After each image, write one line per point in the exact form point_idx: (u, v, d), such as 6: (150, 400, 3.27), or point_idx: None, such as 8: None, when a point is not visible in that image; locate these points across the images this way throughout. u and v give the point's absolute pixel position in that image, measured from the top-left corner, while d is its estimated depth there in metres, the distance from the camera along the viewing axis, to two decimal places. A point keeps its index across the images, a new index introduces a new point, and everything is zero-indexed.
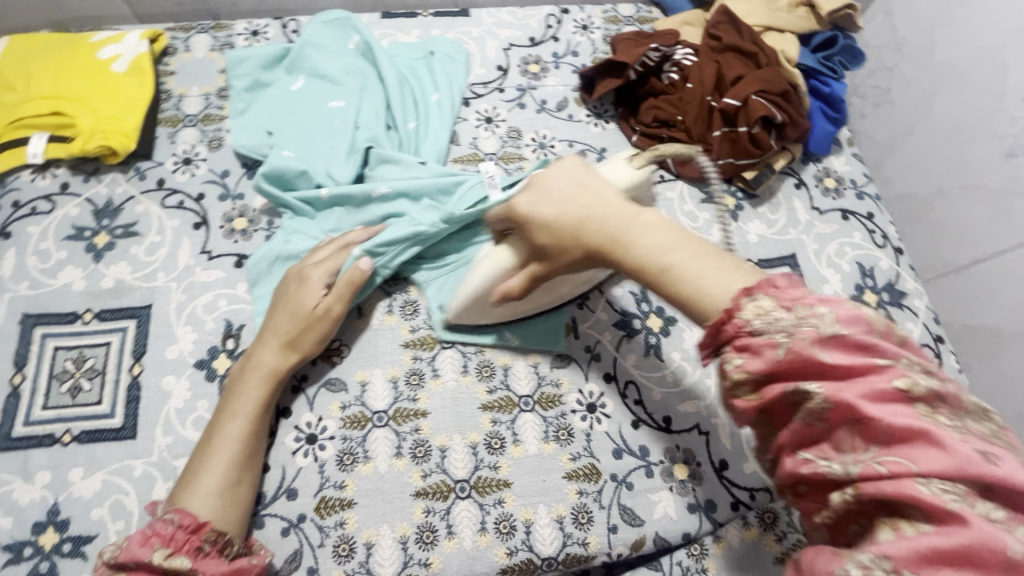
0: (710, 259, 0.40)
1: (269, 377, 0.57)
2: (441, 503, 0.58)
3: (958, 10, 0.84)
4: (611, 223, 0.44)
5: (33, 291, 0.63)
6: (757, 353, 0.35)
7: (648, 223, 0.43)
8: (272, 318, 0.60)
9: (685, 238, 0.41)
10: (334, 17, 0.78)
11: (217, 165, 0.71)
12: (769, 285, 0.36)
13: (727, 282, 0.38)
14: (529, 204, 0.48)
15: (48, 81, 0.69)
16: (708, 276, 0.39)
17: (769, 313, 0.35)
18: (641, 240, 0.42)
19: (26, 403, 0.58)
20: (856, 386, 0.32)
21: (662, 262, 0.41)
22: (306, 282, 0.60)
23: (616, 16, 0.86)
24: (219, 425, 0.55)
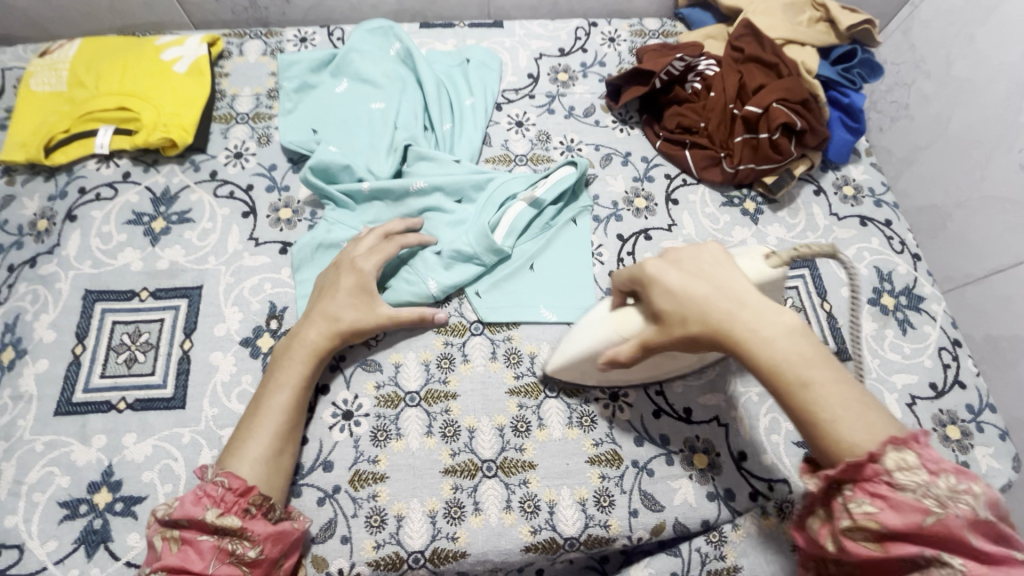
0: (853, 399, 0.44)
1: (312, 353, 0.60)
2: (469, 481, 0.60)
3: (975, 28, 0.87)
4: (729, 308, 0.48)
5: (95, 270, 0.68)
6: (897, 509, 0.40)
7: (783, 320, 0.47)
8: (322, 302, 0.63)
9: (819, 356, 0.45)
10: (377, 25, 0.83)
11: (265, 160, 0.76)
12: (916, 443, 0.41)
13: (867, 430, 0.43)
14: (659, 269, 0.51)
15: (116, 80, 0.75)
16: (847, 408, 0.43)
17: (912, 471, 0.40)
18: (770, 340, 0.46)
19: (86, 371, 0.62)
20: (996, 572, 0.37)
21: (803, 376, 0.45)
22: (354, 269, 0.64)
23: (642, 29, 0.90)
24: (266, 395, 0.59)
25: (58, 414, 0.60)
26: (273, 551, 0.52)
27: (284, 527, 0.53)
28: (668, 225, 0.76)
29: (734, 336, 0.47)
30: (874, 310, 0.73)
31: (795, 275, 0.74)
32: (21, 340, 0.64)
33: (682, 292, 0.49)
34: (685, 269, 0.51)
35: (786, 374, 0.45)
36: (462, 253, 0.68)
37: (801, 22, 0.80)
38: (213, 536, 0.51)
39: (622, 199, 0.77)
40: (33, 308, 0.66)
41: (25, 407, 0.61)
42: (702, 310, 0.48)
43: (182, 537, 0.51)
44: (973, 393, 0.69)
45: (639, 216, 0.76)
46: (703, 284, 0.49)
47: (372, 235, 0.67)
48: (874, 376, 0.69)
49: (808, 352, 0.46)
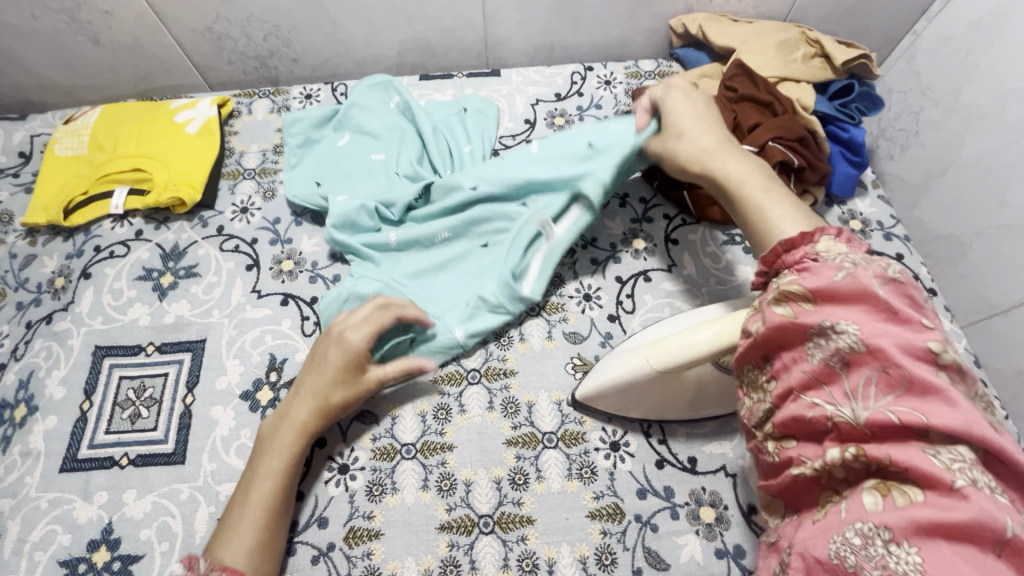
0: (784, 203, 0.52)
1: (298, 433, 0.59)
2: (465, 538, 0.59)
3: (981, 55, 0.85)
4: (705, 143, 0.59)
5: (106, 325, 0.70)
6: (813, 273, 0.41)
7: (733, 159, 0.57)
8: (311, 379, 0.61)
9: (761, 174, 0.55)
10: (377, 80, 0.86)
11: (270, 214, 0.78)
12: (840, 233, 0.43)
13: (794, 223, 0.50)
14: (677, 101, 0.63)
15: (132, 142, 0.79)
16: (776, 207, 0.52)
17: (833, 249, 0.42)
18: (727, 164, 0.57)
19: (92, 428, 0.64)
20: (893, 338, 0.36)
21: (739, 186, 0.55)
22: (338, 346, 0.61)
23: (638, 71, 0.92)
24: (251, 484, 0.57)
25: (64, 471, 0.62)
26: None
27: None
28: (667, 266, 0.75)
29: (705, 168, 0.58)
30: None
31: None
32: (33, 397, 0.66)
33: (681, 134, 0.61)
34: (677, 132, 0.61)
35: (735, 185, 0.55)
36: (486, 302, 0.68)
37: (796, 58, 0.79)
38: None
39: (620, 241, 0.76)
40: (46, 365, 0.68)
41: (33, 464, 0.62)
42: (681, 153, 0.60)
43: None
44: None
45: (639, 257, 0.75)
46: (687, 139, 0.60)
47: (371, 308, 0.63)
48: None
49: (753, 178, 0.55)
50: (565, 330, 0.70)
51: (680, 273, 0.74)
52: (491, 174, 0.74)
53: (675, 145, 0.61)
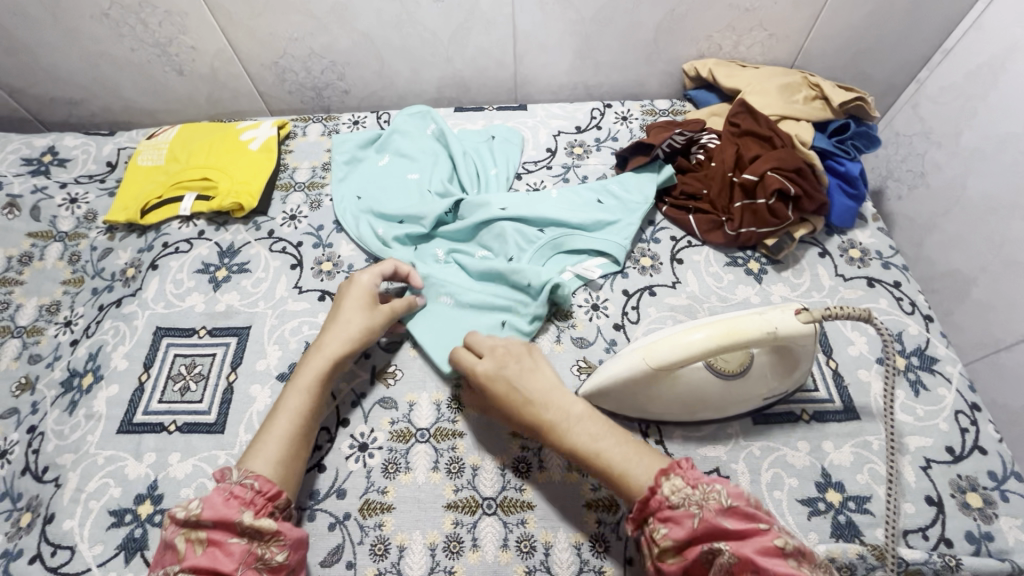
0: (630, 451, 0.56)
1: (334, 355, 0.67)
2: (469, 517, 0.63)
3: (979, 102, 0.91)
4: (563, 421, 0.59)
5: (166, 310, 0.80)
6: (678, 523, 0.50)
7: (576, 405, 0.60)
8: (348, 299, 0.72)
9: (602, 429, 0.58)
10: (417, 110, 0.97)
11: (315, 221, 0.88)
12: (679, 469, 0.53)
13: (647, 469, 0.55)
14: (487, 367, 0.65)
15: (203, 156, 0.91)
16: (630, 461, 0.56)
17: (682, 490, 0.51)
18: (565, 418, 0.59)
19: (147, 397, 0.72)
20: (751, 544, 0.47)
21: (594, 450, 0.57)
22: (362, 284, 0.73)
23: (653, 109, 1.01)
24: (282, 400, 0.64)
25: (120, 432, 0.69)
26: (292, 558, 0.56)
27: (302, 536, 0.58)
28: (672, 282, 0.81)
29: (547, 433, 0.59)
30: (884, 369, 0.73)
31: None
32: (99, 367, 0.75)
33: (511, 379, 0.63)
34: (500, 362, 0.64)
35: (584, 451, 0.57)
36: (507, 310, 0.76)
37: (797, 100, 0.87)
38: (242, 540, 0.53)
39: (628, 258, 0.83)
40: (113, 341, 0.77)
41: (94, 425, 0.70)
42: (519, 391, 0.62)
43: (206, 540, 0.52)
44: (996, 460, 0.66)
45: (645, 273, 0.82)
46: (515, 366, 0.64)
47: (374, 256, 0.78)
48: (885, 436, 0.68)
49: (596, 432, 0.58)
50: (573, 335, 0.76)
51: (684, 289, 0.80)
52: (517, 201, 0.84)
53: (511, 373, 0.63)
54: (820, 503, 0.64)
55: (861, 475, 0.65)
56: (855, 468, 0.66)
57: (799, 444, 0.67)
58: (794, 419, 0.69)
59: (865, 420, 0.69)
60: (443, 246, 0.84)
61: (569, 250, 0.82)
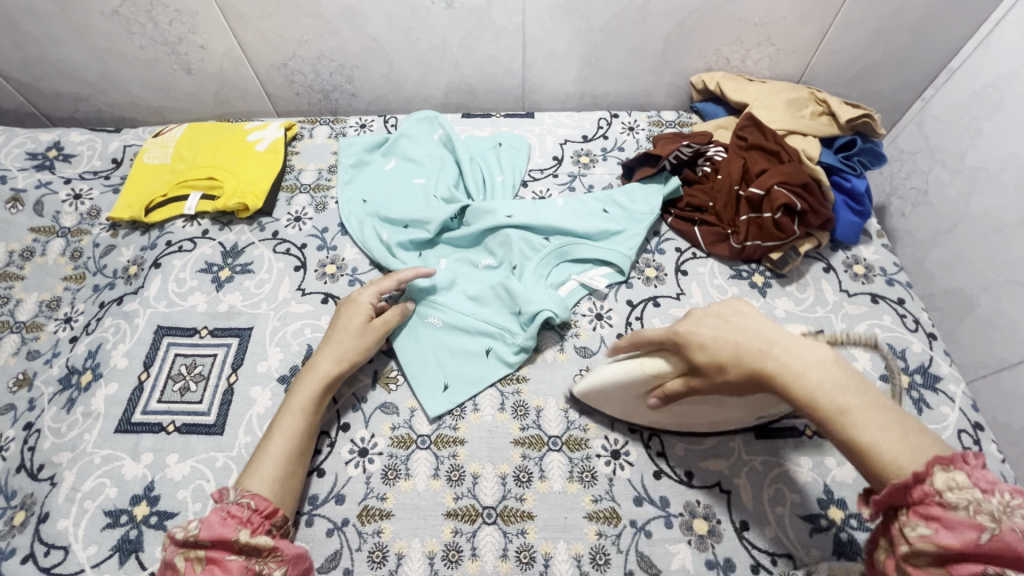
0: (900, 428, 0.46)
1: (329, 373, 0.67)
2: (468, 525, 0.63)
3: (984, 122, 0.91)
4: (805, 364, 0.49)
5: (168, 308, 0.79)
6: (949, 528, 0.41)
7: (814, 349, 0.50)
8: (343, 317, 0.72)
9: (853, 385, 0.48)
10: (425, 115, 0.97)
11: (320, 223, 0.88)
12: (964, 462, 0.42)
13: (918, 457, 0.44)
14: (691, 330, 0.55)
15: (209, 155, 0.91)
16: (903, 445, 0.45)
17: (960, 490, 0.41)
18: (785, 359, 0.50)
19: (146, 396, 0.71)
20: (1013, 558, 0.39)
21: (840, 407, 0.47)
22: (357, 299, 0.73)
23: (659, 120, 1.01)
24: (278, 419, 0.64)
25: (118, 431, 0.69)
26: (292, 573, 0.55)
27: (301, 550, 0.57)
28: (676, 294, 0.81)
29: (743, 364, 0.51)
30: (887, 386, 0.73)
31: None
32: (99, 365, 0.75)
33: (719, 324, 0.54)
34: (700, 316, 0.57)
35: (831, 412, 0.47)
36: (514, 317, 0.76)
37: (804, 115, 0.87)
38: (240, 556, 0.54)
39: (632, 268, 0.83)
40: (113, 339, 0.77)
41: (92, 423, 0.70)
42: (730, 336, 0.53)
43: (206, 558, 0.53)
44: (998, 480, 0.66)
45: (649, 284, 0.81)
46: (723, 319, 0.55)
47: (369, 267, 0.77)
48: None
49: (842, 384, 0.48)
50: (576, 345, 0.76)
51: (687, 301, 0.80)
52: (523, 209, 0.84)
53: (702, 328, 0.55)
54: (822, 520, 0.63)
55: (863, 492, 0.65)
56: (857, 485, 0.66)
57: (801, 460, 0.67)
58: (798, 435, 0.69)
59: None
60: (448, 251, 0.84)
61: (575, 259, 0.82)
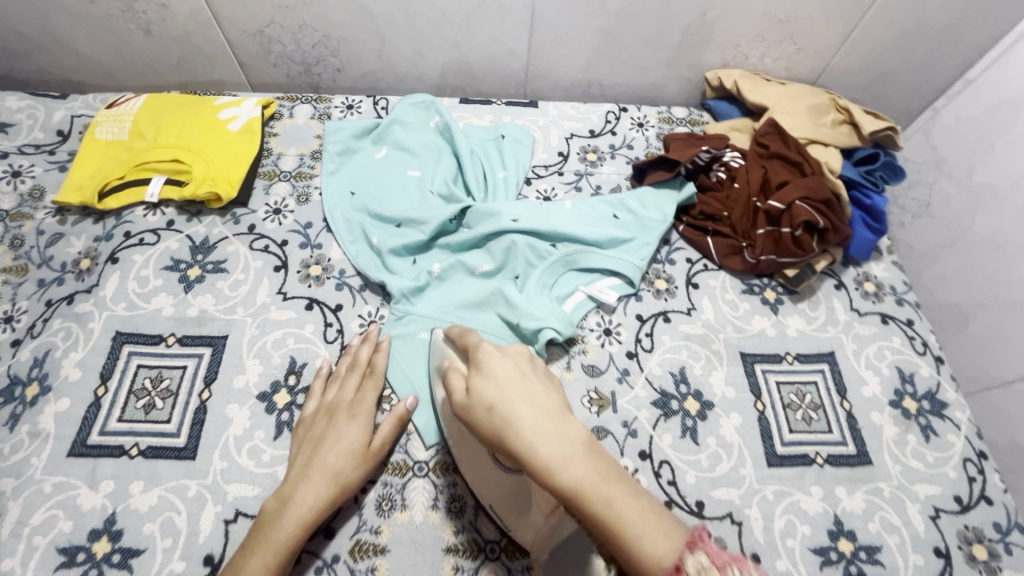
0: (646, 508, 0.40)
1: (297, 530, 0.55)
2: (470, 562, 0.59)
3: (997, 138, 0.87)
4: (557, 450, 0.42)
5: (128, 311, 0.70)
6: None
7: (573, 432, 0.44)
8: (319, 454, 0.59)
9: (614, 470, 0.42)
10: (420, 99, 0.88)
11: (302, 217, 0.79)
12: (701, 540, 0.38)
13: (667, 538, 0.38)
14: (512, 411, 0.45)
15: (174, 134, 0.80)
16: (646, 521, 0.39)
17: (708, 573, 0.35)
18: (561, 449, 0.42)
19: (104, 414, 0.63)
20: None
21: (602, 493, 0.41)
22: (355, 415, 0.62)
23: (670, 117, 0.95)
24: (248, 555, 0.53)
25: (71, 455, 0.61)
26: None
27: None
28: (687, 308, 0.77)
29: (511, 440, 0.43)
30: (896, 413, 0.72)
31: (814, 369, 0.74)
32: (47, 376, 0.66)
33: (504, 381, 0.47)
34: (492, 396, 0.46)
35: (607, 520, 0.40)
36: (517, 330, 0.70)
37: (825, 123, 0.83)
38: None
39: (642, 280, 0.78)
40: (64, 345, 0.67)
41: (40, 446, 0.61)
42: (509, 408, 0.45)
43: None
44: (1000, 510, 0.66)
45: (659, 297, 0.77)
46: (497, 384, 0.47)
47: (354, 376, 0.66)
48: (896, 483, 0.67)
49: (602, 471, 0.42)
50: (584, 362, 0.71)
51: (699, 317, 0.76)
52: (530, 212, 0.77)
53: (516, 408, 0.45)
54: (832, 553, 0.62)
55: (872, 524, 0.64)
56: (867, 516, 0.64)
57: (812, 490, 0.65)
58: (808, 462, 0.67)
59: (876, 466, 0.68)
60: (444, 255, 0.77)
61: (582, 268, 0.76)
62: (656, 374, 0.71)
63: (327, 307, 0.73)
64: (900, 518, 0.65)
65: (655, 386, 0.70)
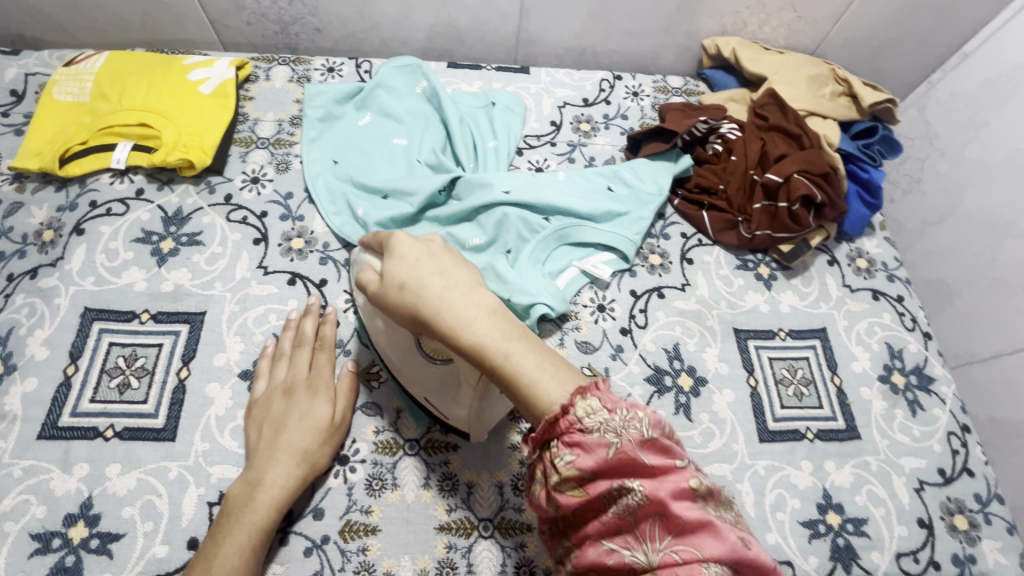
0: (548, 361, 0.41)
1: (271, 511, 0.54)
2: (463, 540, 0.58)
3: (992, 113, 0.84)
4: (468, 314, 0.42)
5: (97, 287, 0.66)
6: (588, 451, 0.37)
7: (481, 298, 0.43)
8: (283, 434, 0.57)
9: (516, 327, 0.42)
10: (406, 63, 0.84)
11: (282, 187, 0.75)
12: (597, 387, 0.39)
13: (561, 385, 0.39)
14: (415, 281, 0.44)
15: (140, 96, 0.74)
16: (545, 373, 0.40)
17: (596, 413, 0.38)
18: (465, 312, 0.42)
19: (75, 394, 0.60)
20: (667, 485, 0.36)
21: (501, 349, 0.41)
22: (316, 391, 0.60)
23: (666, 86, 0.92)
24: (221, 544, 0.51)
25: (41, 438, 0.58)
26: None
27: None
28: (681, 284, 0.76)
29: (422, 313, 0.43)
30: (884, 388, 0.72)
31: (806, 345, 0.74)
32: (11, 355, 0.62)
33: (415, 260, 0.45)
34: (399, 268, 0.46)
35: (496, 361, 0.41)
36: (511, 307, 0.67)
37: (824, 95, 0.82)
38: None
39: (637, 254, 0.76)
40: (28, 322, 0.63)
41: (7, 428, 0.58)
42: (418, 282, 0.44)
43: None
44: (981, 482, 0.68)
45: (653, 273, 0.76)
46: (410, 263, 0.45)
47: (305, 352, 0.63)
48: (883, 456, 0.68)
49: (503, 328, 0.42)
50: (577, 339, 0.70)
51: (693, 293, 0.75)
52: (522, 183, 0.74)
53: (421, 280, 0.44)
54: (821, 525, 0.63)
55: (859, 497, 0.65)
56: (854, 489, 0.65)
57: (802, 464, 0.66)
58: (799, 438, 0.68)
59: (864, 440, 0.68)
60: (433, 229, 0.74)
61: (576, 242, 0.74)
62: (650, 350, 0.70)
63: (311, 282, 0.69)
64: (886, 491, 0.66)
65: (649, 362, 0.70)
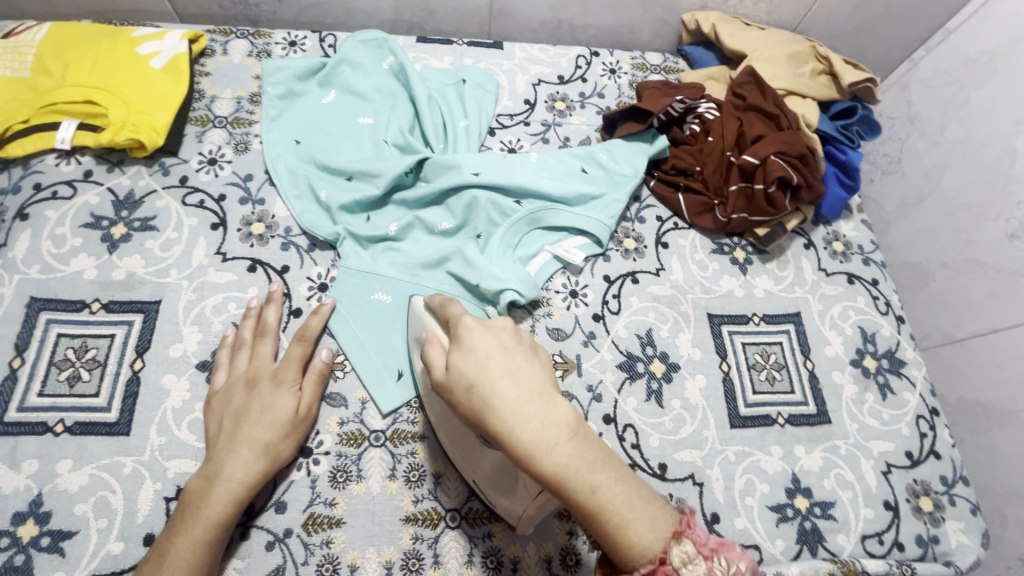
0: (634, 495, 0.39)
1: (228, 506, 0.52)
2: (430, 531, 0.57)
3: (973, 92, 0.82)
4: (546, 437, 0.38)
5: (44, 275, 0.63)
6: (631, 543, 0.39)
7: (559, 410, 0.39)
8: (242, 427, 0.55)
9: (600, 453, 0.39)
10: (372, 36, 0.80)
11: (241, 168, 0.72)
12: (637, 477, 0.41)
13: (654, 526, 0.39)
14: (489, 386, 0.40)
15: (85, 71, 0.70)
16: (634, 509, 0.39)
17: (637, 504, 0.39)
18: (548, 431, 0.38)
19: (23, 388, 0.58)
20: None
21: (588, 482, 0.38)
22: (278, 383, 0.58)
23: (644, 62, 0.89)
24: (175, 540, 0.50)
25: None
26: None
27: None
28: (656, 269, 0.74)
29: (491, 420, 0.39)
30: (856, 371, 0.72)
31: (780, 330, 0.73)
32: None
33: (486, 357, 0.41)
34: (473, 358, 0.41)
35: (573, 487, 0.38)
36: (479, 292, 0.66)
37: (803, 73, 0.80)
38: None
39: (611, 238, 0.75)
40: None
41: None
42: (489, 388, 0.40)
43: None
44: (948, 464, 0.68)
45: (627, 257, 0.74)
46: (479, 360, 0.41)
47: (268, 342, 0.61)
48: (852, 440, 0.68)
49: (588, 455, 0.39)
50: (549, 326, 0.68)
51: (668, 277, 0.74)
52: (492, 164, 0.71)
53: (499, 386, 0.40)
54: (789, 510, 0.63)
55: (827, 481, 0.65)
56: (823, 473, 0.66)
57: (772, 449, 0.66)
58: (770, 423, 0.67)
59: (834, 424, 0.68)
60: (401, 212, 0.71)
61: (549, 226, 0.72)
62: (622, 337, 0.69)
63: (272, 269, 0.67)
64: (854, 474, 0.66)
65: (621, 349, 0.69)
